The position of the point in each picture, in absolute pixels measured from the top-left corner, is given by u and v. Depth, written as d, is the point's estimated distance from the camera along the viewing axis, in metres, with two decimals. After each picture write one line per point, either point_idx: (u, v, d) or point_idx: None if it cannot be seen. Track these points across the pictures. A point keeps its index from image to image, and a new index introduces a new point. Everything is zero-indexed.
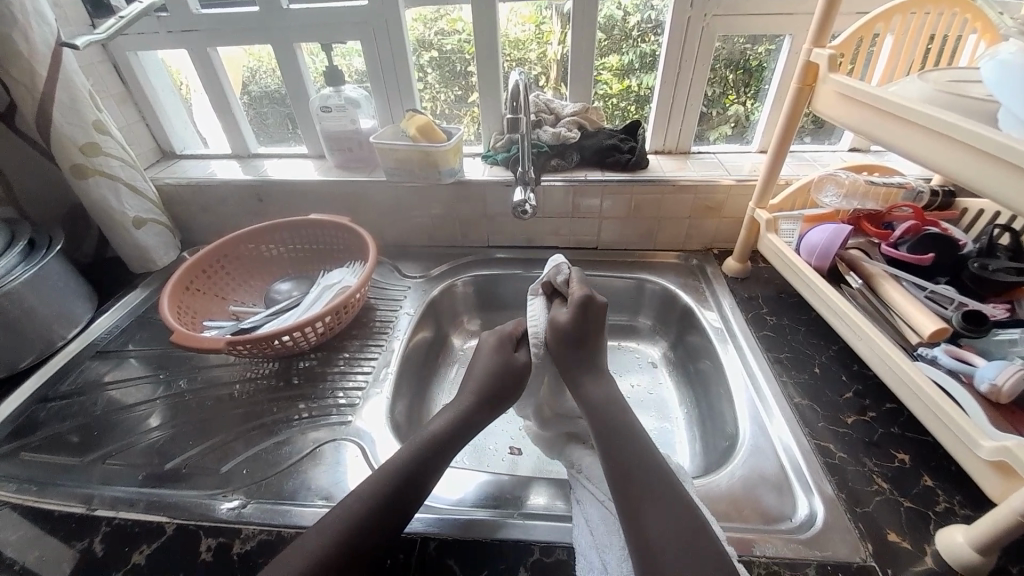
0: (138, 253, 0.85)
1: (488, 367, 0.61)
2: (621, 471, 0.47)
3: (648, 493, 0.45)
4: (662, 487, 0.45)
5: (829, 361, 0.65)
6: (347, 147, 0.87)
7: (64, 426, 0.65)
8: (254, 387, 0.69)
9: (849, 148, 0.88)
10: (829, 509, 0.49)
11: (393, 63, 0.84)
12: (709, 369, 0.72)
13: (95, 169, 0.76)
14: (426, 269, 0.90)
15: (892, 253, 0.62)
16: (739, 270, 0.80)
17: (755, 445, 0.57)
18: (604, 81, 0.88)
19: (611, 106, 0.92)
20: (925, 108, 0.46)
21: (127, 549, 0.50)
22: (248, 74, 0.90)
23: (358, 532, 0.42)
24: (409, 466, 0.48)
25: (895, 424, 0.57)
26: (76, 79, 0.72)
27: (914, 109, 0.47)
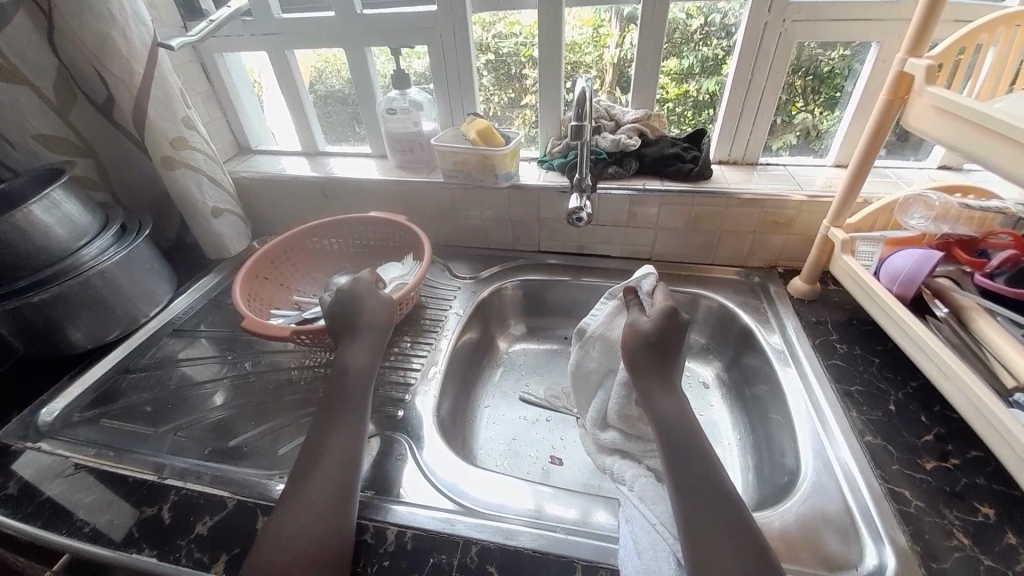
0: (213, 241, 0.91)
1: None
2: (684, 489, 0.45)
3: (705, 517, 0.43)
4: (724, 515, 0.43)
5: (906, 398, 0.60)
6: (409, 149, 0.89)
7: (141, 397, 0.71)
8: (311, 376, 0.72)
9: (939, 166, 0.80)
10: (901, 560, 0.45)
11: (456, 66, 0.85)
12: (767, 394, 0.68)
13: (181, 161, 0.82)
14: (476, 271, 0.90)
15: (987, 284, 0.56)
16: (806, 292, 0.75)
17: (817, 482, 0.53)
18: (662, 86, 0.85)
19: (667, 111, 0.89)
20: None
21: (191, 519, 0.53)
22: (316, 74, 0.95)
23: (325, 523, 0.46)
24: (344, 430, 0.54)
25: (982, 474, 0.51)
26: (169, 78, 0.78)
27: (1015, 124, 0.43)
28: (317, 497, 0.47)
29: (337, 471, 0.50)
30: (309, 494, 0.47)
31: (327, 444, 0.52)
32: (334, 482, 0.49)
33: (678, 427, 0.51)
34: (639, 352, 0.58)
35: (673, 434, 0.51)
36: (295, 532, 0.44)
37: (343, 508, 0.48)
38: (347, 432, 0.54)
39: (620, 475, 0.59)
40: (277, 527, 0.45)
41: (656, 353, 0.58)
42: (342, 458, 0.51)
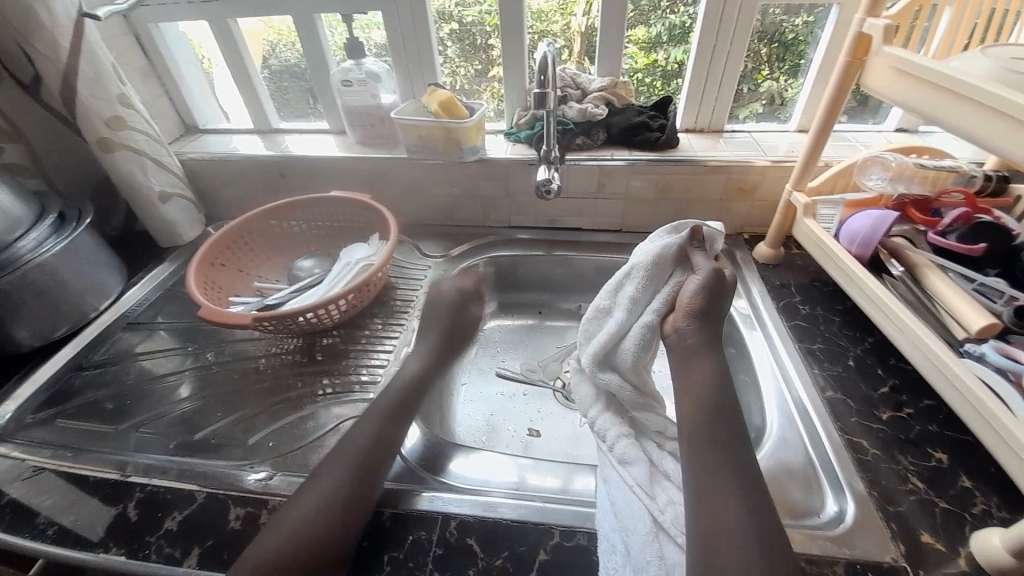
0: (164, 228, 0.86)
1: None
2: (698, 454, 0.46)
3: (714, 479, 0.44)
4: (723, 478, 0.44)
5: (864, 354, 0.63)
6: (368, 124, 0.85)
7: (98, 394, 0.67)
8: (279, 363, 0.70)
9: (896, 128, 0.82)
10: (859, 507, 0.47)
11: (414, 35, 0.81)
12: (735, 357, 0.70)
13: (120, 143, 0.76)
14: (447, 248, 0.88)
15: (940, 242, 0.59)
16: (771, 256, 0.77)
17: (782, 437, 0.55)
18: (631, 55, 0.84)
19: (636, 81, 0.89)
20: (983, 83, 0.43)
21: (159, 515, 0.52)
22: (269, 48, 0.89)
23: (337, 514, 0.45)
24: (374, 426, 0.53)
25: (933, 422, 0.54)
26: (100, 52, 0.72)
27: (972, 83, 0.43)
28: (330, 489, 0.46)
29: (358, 462, 0.49)
30: (325, 483, 0.46)
31: (354, 437, 0.51)
32: (353, 476, 0.48)
33: (694, 398, 0.50)
34: (706, 300, 0.54)
35: (689, 402, 0.50)
36: (308, 520, 0.43)
37: (360, 504, 0.46)
38: (381, 430, 0.53)
39: (603, 433, 0.55)
40: (292, 516, 0.44)
41: (713, 307, 0.54)
42: (366, 452, 0.50)
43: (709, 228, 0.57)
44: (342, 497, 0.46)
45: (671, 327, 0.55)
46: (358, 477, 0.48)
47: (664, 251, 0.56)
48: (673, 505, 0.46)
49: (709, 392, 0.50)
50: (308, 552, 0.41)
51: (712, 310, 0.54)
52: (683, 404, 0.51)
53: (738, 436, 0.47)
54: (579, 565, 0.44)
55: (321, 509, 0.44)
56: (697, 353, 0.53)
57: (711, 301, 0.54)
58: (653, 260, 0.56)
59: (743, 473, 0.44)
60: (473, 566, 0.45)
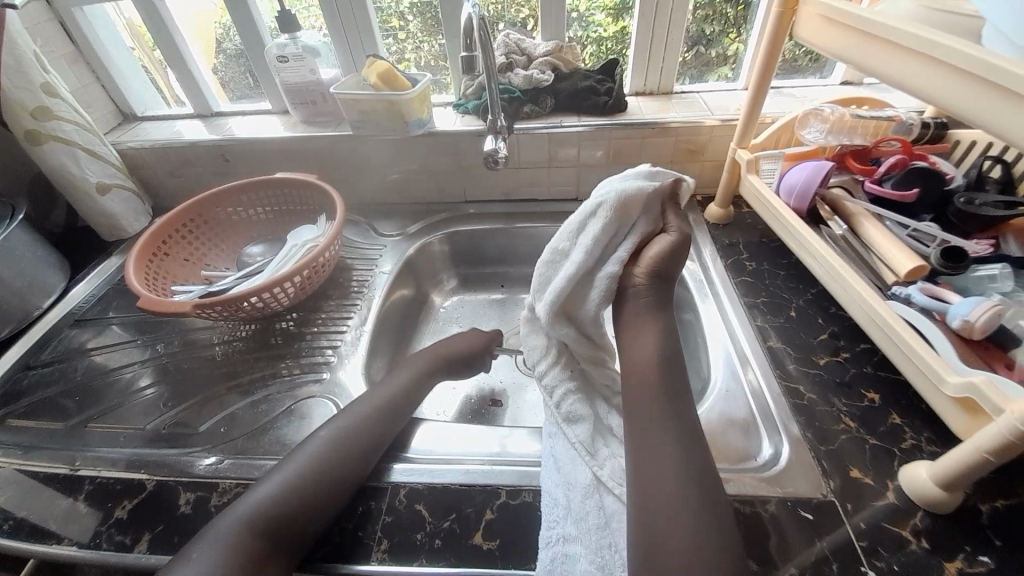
0: (107, 221, 0.83)
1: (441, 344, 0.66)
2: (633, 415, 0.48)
3: (655, 438, 0.46)
4: (664, 438, 0.45)
5: (806, 304, 0.64)
6: (310, 101, 0.83)
7: (47, 393, 0.66)
8: (233, 350, 0.69)
9: (841, 82, 0.83)
10: (794, 449, 0.49)
11: (350, 6, 0.78)
12: (687, 318, 0.71)
13: (49, 134, 0.73)
14: (403, 227, 0.87)
15: (876, 191, 0.60)
16: (721, 216, 0.78)
17: (725, 389, 0.57)
18: (598, 23, 0.82)
19: (604, 50, 0.86)
20: (908, 27, 0.43)
21: (110, 504, 0.51)
22: (223, 31, 0.85)
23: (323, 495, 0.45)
24: (377, 415, 0.52)
25: (868, 364, 0.56)
26: (21, 41, 0.69)
27: (899, 28, 0.43)
28: (311, 470, 0.46)
29: (345, 449, 0.48)
30: (300, 466, 0.46)
31: (356, 423, 0.51)
32: (337, 467, 0.47)
33: (634, 365, 0.52)
34: (668, 260, 0.53)
35: (629, 365, 0.52)
36: (281, 497, 0.43)
37: (343, 489, 0.46)
38: (388, 421, 0.53)
39: (551, 390, 0.56)
40: (265, 489, 0.44)
41: (671, 269, 0.54)
42: (360, 440, 0.50)
43: (687, 180, 0.54)
44: (323, 484, 0.45)
45: (626, 280, 0.55)
46: (342, 464, 0.47)
47: (636, 193, 0.51)
48: (613, 459, 0.49)
49: (651, 358, 0.51)
50: (291, 526, 0.42)
51: (670, 270, 0.54)
52: (625, 367, 0.53)
53: (674, 397, 0.49)
54: (524, 520, 0.46)
55: (299, 491, 0.44)
56: (645, 318, 0.54)
57: (672, 261, 0.54)
58: (622, 198, 0.50)
59: (681, 431, 0.46)
60: (422, 530, 0.46)
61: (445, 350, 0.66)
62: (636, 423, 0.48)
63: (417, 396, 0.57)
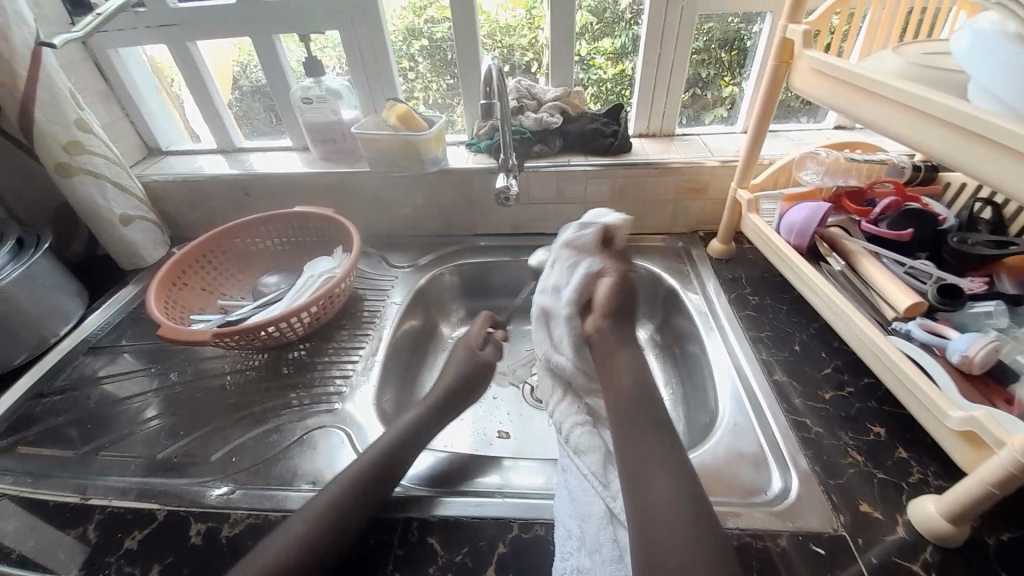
0: (127, 250, 0.85)
1: (460, 368, 0.69)
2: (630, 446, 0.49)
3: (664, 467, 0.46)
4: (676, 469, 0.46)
5: (809, 339, 0.66)
6: (330, 139, 0.87)
7: (58, 420, 0.66)
8: (245, 379, 0.70)
9: (834, 127, 0.87)
10: (804, 483, 0.50)
11: (372, 53, 0.83)
12: (692, 349, 0.73)
13: (79, 167, 0.76)
14: (414, 259, 0.90)
15: (872, 230, 0.63)
16: (722, 251, 0.80)
17: (733, 422, 0.58)
18: (599, 66, 0.87)
19: (604, 91, 0.91)
20: (895, 81, 0.46)
21: (119, 535, 0.51)
22: (240, 69, 0.90)
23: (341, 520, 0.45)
24: (395, 447, 0.53)
25: (873, 398, 0.57)
26: (56, 78, 0.72)
27: (885, 82, 0.47)
28: (332, 500, 0.46)
29: (364, 480, 0.49)
30: (324, 497, 0.46)
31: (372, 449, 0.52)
32: (356, 499, 0.47)
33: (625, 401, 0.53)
34: (613, 296, 0.62)
35: (616, 399, 0.54)
36: (309, 529, 0.44)
37: (354, 515, 0.46)
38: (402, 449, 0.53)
39: (561, 423, 0.58)
40: (296, 525, 0.44)
41: (622, 306, 0.62)
42: (380, 472, 0.50)
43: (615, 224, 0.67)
44: (340, 514, 0.46)
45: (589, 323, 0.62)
46: (361, 496, 0.47)
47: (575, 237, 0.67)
48: None
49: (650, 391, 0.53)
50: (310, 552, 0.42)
51: (621, 307, 0.62)
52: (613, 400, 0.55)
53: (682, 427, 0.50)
54: (537, 553, 0.46)
55: (320, 521, 0.44)
56: (618, 350, 0.59)
57: (615, 298, 0.62)
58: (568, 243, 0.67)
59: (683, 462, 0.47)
60: (434, 563, 0.46)
61: (461, 376, 0.68)
62: (631, 451, 0.49)
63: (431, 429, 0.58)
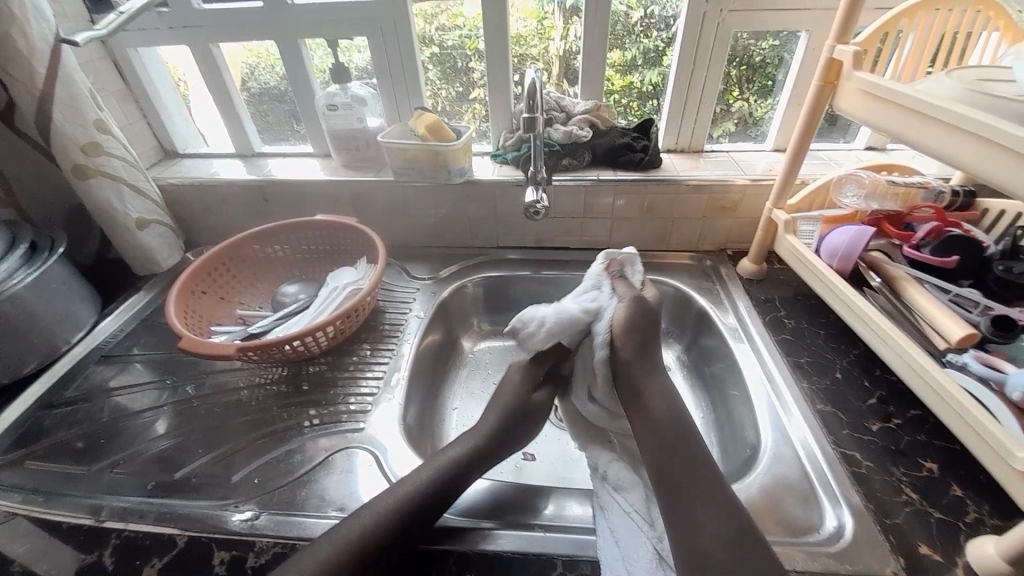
0: (141, 256, 0.83)
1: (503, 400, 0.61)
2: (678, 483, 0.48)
3: (718, 503, 0.45)
4: (732, 506, 0.45)
5: (850, 366, 0.64)
6: (353, 147, 0.85)
7: (69, 434, 0.63)
8: (264, 394, 0.67)
9: (865, 147, 0.86)
10: (858, 520, 0.48)
11: (400, 61, 0.82)
12: (724, 371, 0.71)
13: (96, 169, 0.74)
14: (435, 270, 0.88)
15: (914, 255, 0.62)
16: (754, 271, 0.79)
17: (777, 452, 0.56)
18: (607, 78, 0.86)
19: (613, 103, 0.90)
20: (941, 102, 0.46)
21: (137, 562, 0.48)
22: (248, 71, 0.89)
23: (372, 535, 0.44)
24: (442, 476, 0.50)
25: (922, 432, 0.55)
26: (76, 77, 0.70)
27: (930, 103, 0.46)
28: (363, 527, 0.44)
29: (403, 512, 0.46)
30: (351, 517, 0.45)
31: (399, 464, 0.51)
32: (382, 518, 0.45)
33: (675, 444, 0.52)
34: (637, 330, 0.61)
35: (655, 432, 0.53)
36: (337, 553, 0.42)
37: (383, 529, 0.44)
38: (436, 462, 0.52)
39: (594, 463, 0.57)
40: (322, 548, 0.42)
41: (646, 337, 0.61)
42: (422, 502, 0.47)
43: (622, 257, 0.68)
44: (372, 542, 0.43)
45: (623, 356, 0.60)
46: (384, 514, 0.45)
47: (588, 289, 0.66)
48: None
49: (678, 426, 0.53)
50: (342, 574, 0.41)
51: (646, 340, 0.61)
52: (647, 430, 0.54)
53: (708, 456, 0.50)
54: None
55: (349, 548, 0.42)
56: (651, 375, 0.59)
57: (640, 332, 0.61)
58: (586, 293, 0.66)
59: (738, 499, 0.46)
60: None
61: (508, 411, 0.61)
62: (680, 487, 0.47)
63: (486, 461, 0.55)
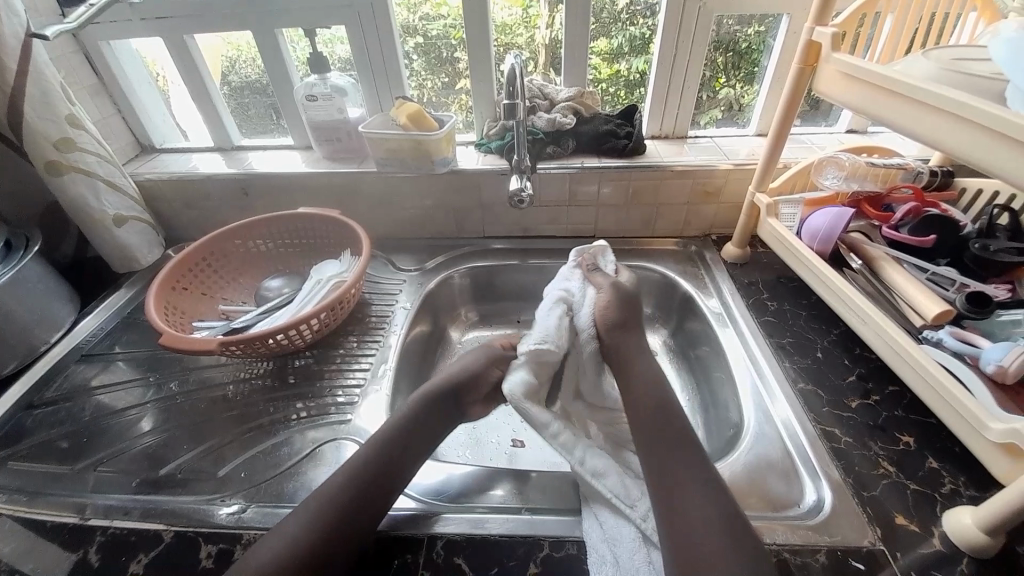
0: (121, 253, 0.82)
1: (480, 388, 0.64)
2: (652, 463, 0.49)
3: (682, 473, 0.47)
4: (693, 473, 0.47)
5: (831, 345, 0.65)
6: (334, 138, 0.84)
7: (51, 433, 0.62)
8: (249, 388, 0.67)
9: (847, 129, 0.87)
10: (837, 494, 0.49)
11: (381, 51, 0.81)
12: (708, 354, 0.72)
13: (70, 165, 0.72)
14: (421, 261, 0.87)
15: (893, 235, 0.62)
16: (738, 255, 0.79)
17: (759, 431, 0.57)
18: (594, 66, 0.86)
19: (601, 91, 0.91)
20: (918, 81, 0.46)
21: (123, 558, 0.48)
22: (227, 64, 0.87)
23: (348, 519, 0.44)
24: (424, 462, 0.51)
25: (899, 407, 0.57)
26: (47, 71, 0.68)
27: (905, 82, 0.47)
28: (330, 491, 0.46)
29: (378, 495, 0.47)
30: (333, 503, 0.45)
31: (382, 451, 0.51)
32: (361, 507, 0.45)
33: (645, 423, 0.53)
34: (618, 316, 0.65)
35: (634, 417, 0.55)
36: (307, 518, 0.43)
37: (361, 518, 0.45)
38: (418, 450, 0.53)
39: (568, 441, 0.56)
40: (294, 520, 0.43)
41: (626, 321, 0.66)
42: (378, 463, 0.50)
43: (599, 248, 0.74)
44: (339, 509, 0.45)
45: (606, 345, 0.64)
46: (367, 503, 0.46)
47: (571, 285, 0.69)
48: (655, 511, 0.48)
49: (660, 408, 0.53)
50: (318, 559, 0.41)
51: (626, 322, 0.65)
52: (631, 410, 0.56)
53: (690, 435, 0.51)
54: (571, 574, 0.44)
55: (322, 516, 0.44)
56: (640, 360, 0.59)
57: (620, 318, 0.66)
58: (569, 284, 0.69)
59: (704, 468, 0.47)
60: None
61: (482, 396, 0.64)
62: (654, 465, 0.49)
63: (439, 424, 0.58)
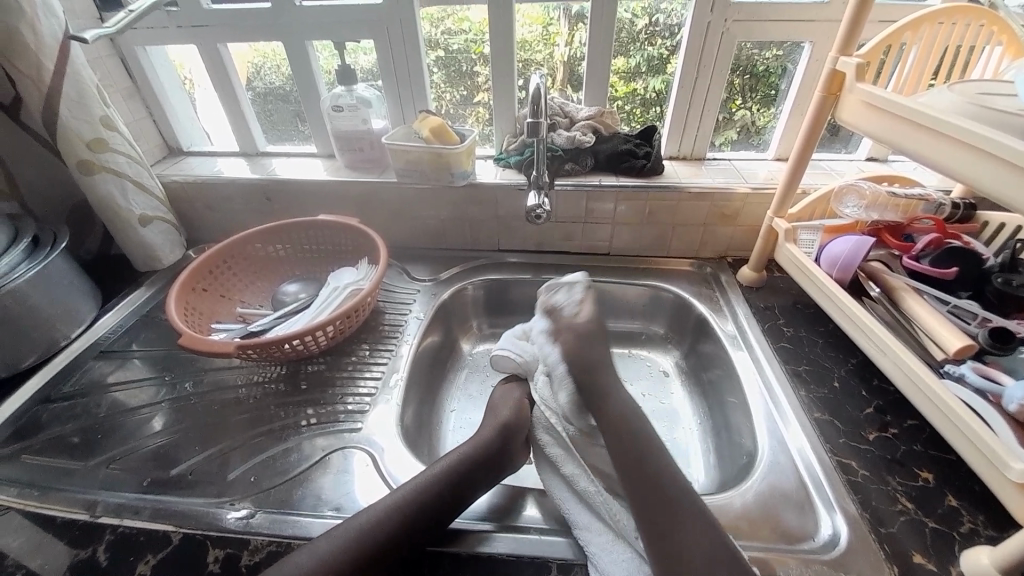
0: (144, 253, 0.84)
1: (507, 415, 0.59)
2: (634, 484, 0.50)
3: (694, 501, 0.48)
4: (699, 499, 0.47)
5: (848, 375, 0.64)
6: (358, 148, 0.86)
7: (66, 428, 0.63)
8: (262, 391, 0.67)
9: (866, 157, 0.87)
10: (853, 529, 0.48)
11: (406, 62, 0.82)
12: (722, 378, 0.71)
13: (102, 165, 0.74)
14: (436, 272, 0.88)
15: (914, 266, 0.61)
16: (753, 279, 0.79)
17: (773, 460, 0.56)
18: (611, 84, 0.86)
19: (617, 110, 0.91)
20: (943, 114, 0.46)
21: (131, 558, 0.48)
22: (254, 70, 0.89)
23: (375, 541, 0.44)
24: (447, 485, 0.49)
25: (918, 441, 0.55)
26: (84, 73, 0.70)
27: (929, 114, 0.47)
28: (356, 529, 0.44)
29: (399, 515, 0.46)
30: (361, 517, 0.45)
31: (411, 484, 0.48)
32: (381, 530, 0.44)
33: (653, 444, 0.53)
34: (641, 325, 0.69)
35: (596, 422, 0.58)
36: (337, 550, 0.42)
37: (380, 542, 0.44)
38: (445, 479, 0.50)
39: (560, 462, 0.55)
40: (323, 544, 0.43)
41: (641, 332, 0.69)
42: (420, 515, 0.47)
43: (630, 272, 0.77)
44: (370, 544, 0.44)
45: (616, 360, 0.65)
46: (383, 531, 0.44)
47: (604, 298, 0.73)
48: None
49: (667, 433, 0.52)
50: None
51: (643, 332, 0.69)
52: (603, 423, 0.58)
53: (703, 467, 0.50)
54: None
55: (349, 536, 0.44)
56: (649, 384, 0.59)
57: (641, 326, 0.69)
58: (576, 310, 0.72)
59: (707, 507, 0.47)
60: None
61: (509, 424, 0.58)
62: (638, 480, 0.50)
63: (485, 478, 0.52)
